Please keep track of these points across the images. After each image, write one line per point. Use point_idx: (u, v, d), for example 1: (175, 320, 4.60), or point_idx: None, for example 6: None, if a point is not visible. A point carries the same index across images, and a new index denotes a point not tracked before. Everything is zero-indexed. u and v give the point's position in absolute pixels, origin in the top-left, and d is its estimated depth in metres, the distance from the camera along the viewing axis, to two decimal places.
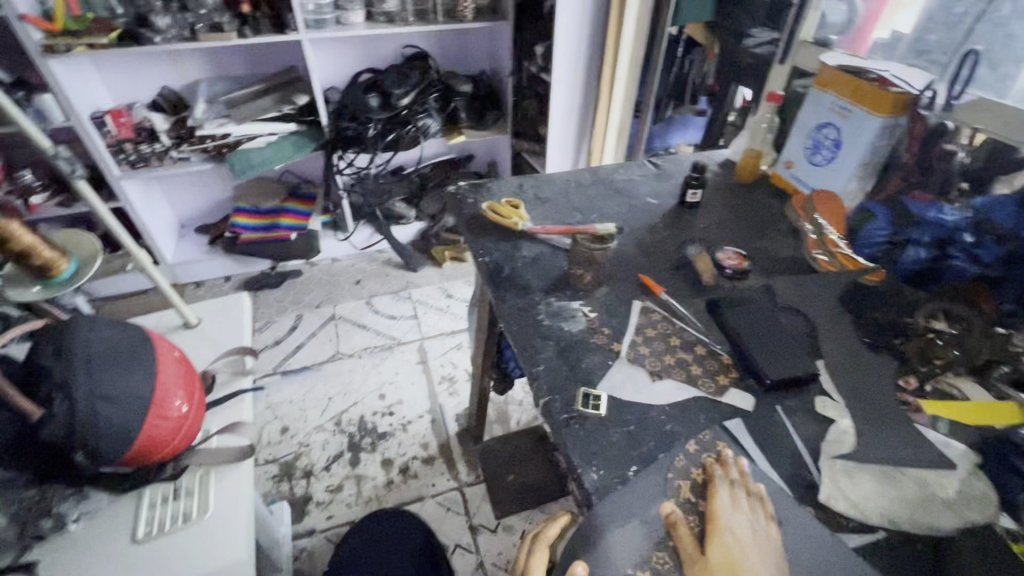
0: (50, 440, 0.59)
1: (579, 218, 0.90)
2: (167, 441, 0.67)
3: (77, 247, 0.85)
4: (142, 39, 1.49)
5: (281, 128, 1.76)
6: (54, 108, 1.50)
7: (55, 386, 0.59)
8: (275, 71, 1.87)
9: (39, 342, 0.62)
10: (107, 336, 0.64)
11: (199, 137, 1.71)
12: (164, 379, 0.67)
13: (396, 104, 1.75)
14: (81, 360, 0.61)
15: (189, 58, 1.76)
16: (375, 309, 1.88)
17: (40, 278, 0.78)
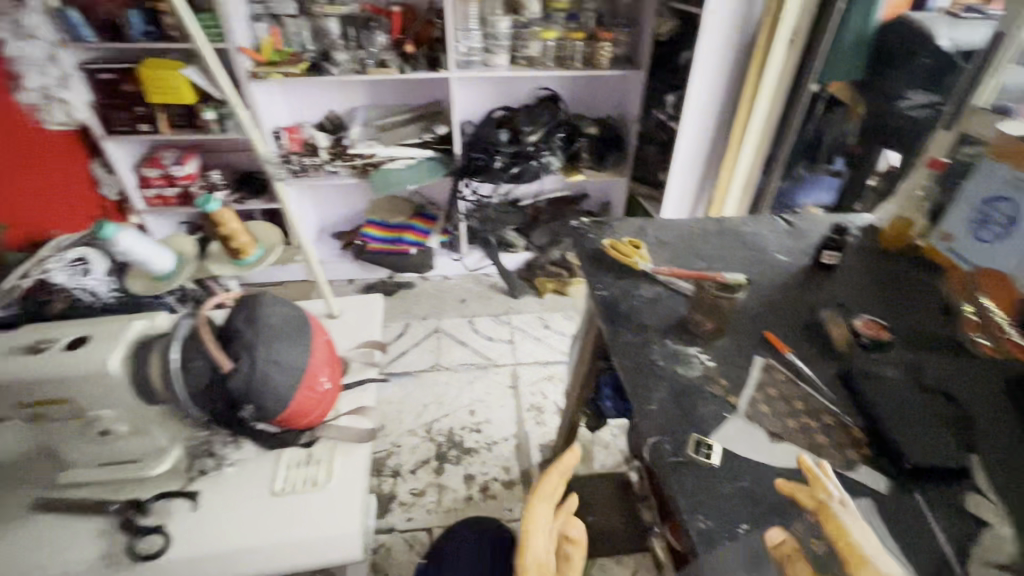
0: (231, 390, 0.70)
1: (702, 266, 0.90)
2: (312, 410, 0.78)
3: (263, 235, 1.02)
4: (322, 70, 1.74)
5: (420, 153, 1.95)
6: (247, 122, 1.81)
7: (242, 346, 0.71)
8: (423, 102, 2.08)
9: (234, 310, 0.74)
10: (283, 312, 0.75)
11: (352, 154, 1.95)
12: (317, 357, 0.78)
13: (524, 140, 1.88)
14: (263, 329, 0.72)
15: (355, 88, 2.02)
16: (476, 329, 1.96)
17: (234, 258, 0.95)
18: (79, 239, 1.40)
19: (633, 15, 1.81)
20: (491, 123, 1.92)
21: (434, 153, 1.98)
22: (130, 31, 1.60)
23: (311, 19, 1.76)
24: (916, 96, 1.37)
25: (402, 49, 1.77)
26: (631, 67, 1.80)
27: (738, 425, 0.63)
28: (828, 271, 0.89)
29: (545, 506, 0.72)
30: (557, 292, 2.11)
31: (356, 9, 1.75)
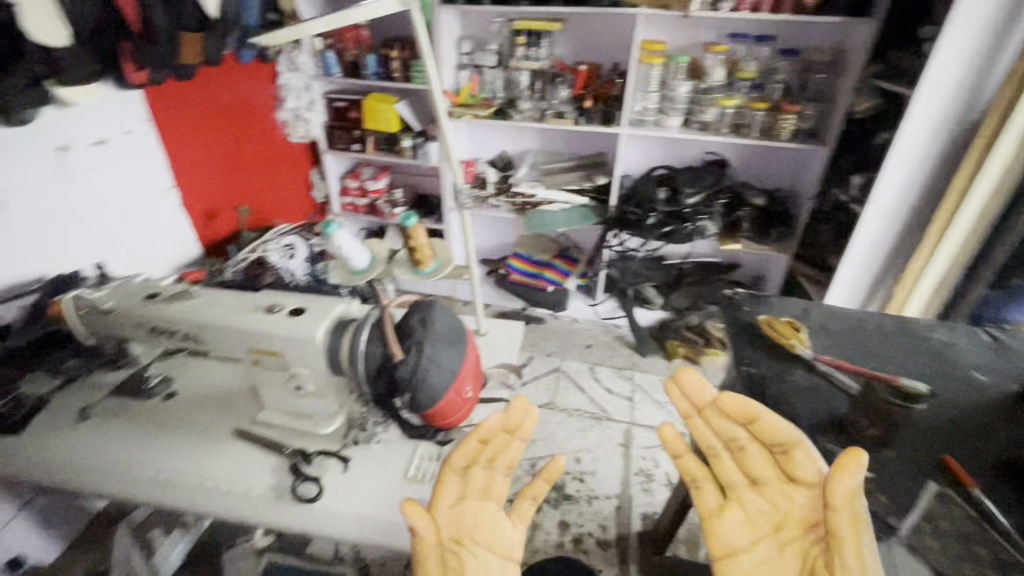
0: (396, 379, 0.69)
1: (872, 365, 0.81)
2: (454, 414, 0.74)
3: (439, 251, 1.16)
4: (507, 115, 1.93)
5: (576, 200, 2.05)
6: (434, 152, 2.08)
7: (414, 342, 0.70)
8: (588, 152, 2.19)
9: (409, 310, 0.74)
10: (449, 319, 0.74)
11: (514, 193, 2.11)
12: (467, 367, 0.74)
13: (682, 202, 1.85)
14: (433, 331, 0.71)
15: (530, 133, 2.20)
16: (597, 378, 1.95)
17: (415, 267, 1.09)
18: (295, 230, 1.73)
19: (826, 90, 1.72)
20: (652, 180, 1.93)
21: (588, 201, 2.06)
22: (365, 71, 1.96)
23: (506, 70, 1.97)
24: None
25: (580, 104, 1.89)
26: (814, 143, 1.71)
27: (698, 374, 0.66)
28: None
29: (457, 473, 0.66)
30: (687, 358, 2.01)
31: (547, 65, 1.91)
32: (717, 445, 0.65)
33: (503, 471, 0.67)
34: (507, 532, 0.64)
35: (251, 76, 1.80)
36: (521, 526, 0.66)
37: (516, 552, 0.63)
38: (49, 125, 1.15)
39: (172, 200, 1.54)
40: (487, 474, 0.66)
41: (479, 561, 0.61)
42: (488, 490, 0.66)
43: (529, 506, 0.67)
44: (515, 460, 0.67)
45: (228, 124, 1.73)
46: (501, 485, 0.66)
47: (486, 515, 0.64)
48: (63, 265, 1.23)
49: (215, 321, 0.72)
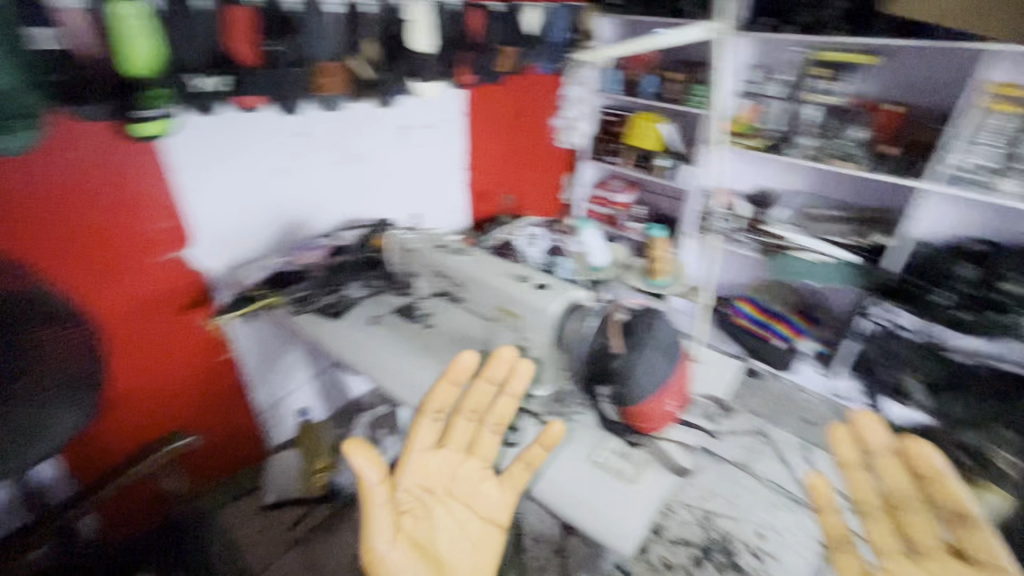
0: (609, 370, 0.74)
1: None
2: (650, 422, 0.76)
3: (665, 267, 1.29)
4: (780, 150, 1.79)
5: (841, 253, 1.77)
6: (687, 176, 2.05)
7: (633, 341, 0.74)
8: (873, 205, 1.87)
9: (637, 313, 0.79)
10: (670, 332, 0.76)
11: (762, 231, 1.94)
12: (673, 383, 0.74)
13: (997, 288, 1.42)
14: (653, 337, 0.74)
15: (802, 175, 2.01)
16: (809, 458, 1.68)
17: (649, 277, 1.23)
18: (541, 223, 1.94)
19: None
20: (953, 253, 1.55)
21: (859, 259, 1.76)
22: (642, 91, 2.05)
23: (794, 103, 1.78)
24: None
25: (878, 148, 1.62)
26: None
27: (876, 422, 0.69)
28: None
29: (433, 419, 0.74)
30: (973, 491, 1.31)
31: (847, 102, 1.69)
32: (877, 501, 0.67)
33: (490, 428, 0.77)
34: (488, 493, 0.73)
35: (543, 86, 2.07)
36: (510, 492, 0.73)
37: (499, 517, 0.72)
38: (403, 109, 1.55)
39: (460, 179, 1.88)
40: (474, 430, 0.77)
41: (453, 514, 0.70)
42: (473, 446, 0.76)
43: (522, 473, 0.74)
44: (503, 416, 0.78)
45: (515, 125, 2.02)
46: (486, 441, 0.76)
47: (466, 470, 0.74)
48: (383, 212, 1.63)
49: (481, 277, 0.89)
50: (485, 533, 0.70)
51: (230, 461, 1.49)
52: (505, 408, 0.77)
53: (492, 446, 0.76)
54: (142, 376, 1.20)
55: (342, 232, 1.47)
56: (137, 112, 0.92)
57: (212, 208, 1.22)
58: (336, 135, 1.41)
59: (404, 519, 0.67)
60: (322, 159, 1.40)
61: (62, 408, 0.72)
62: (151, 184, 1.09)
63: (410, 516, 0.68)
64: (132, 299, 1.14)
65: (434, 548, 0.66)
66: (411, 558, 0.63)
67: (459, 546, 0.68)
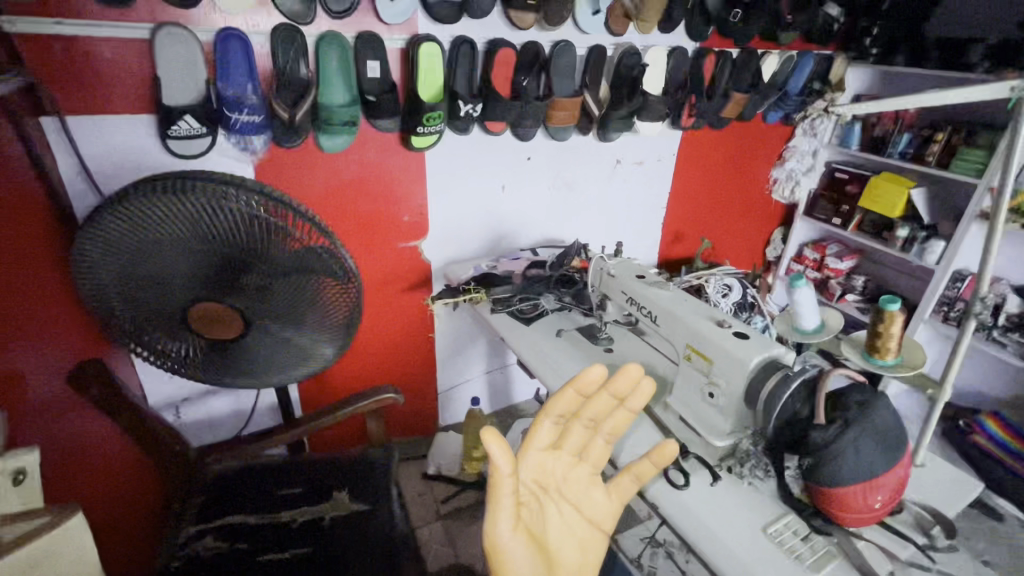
0: (808, 441, 0.68)
1: None
2: (848, 511, 0.68)
3: (911, 352, 1.02)
4: None
5: None
6: (936, 253, 1.72)
7: (843, 417, 0.67)
8: None
9: (852, 387, 0.71)
10: (894, 418, 0.67)
11: None
12: (889, 478, 0.66)
13: None
14: (871, 419, 0.66)
15: None
16: None
17: (869, 354, 1.02)
18: (738, 274, 1.83)
19: None
20: None
21: None
22: (890, 149, 1.80)
23: None
24: None
25: None
26: None
27: None
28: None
29: (552, 421, 0.69)
30: None
31: None
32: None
33: (604, 436, 0.72)
34: (596, 499, 0.70)
35: (767, 134, 1.96)
36: (617, 500, 0.71)
37: (607, 525, 0.69)
38: (620, 145, 1.63)
39: (659, 217, 1.88)
40: (588, 435, 0.72)
41: (563, 514, 0.68)
42: (585, 451, 0.72)
43: (631, 485, 0.70)
44: (618, 428, 0.71)
45: (728, 171, 1.96)
46: (600, 449, 0.72)
47: (577, 473, 0.71)
48: (582, 237, 1.73)
49: (675, 313, 0.89)
50: (593, 539, 0.68)
51: (410, 427, 1.71)
52: (623, 422, 0.71)
53: (603, 454, 0.72)
54: (368, 336, 1.48)
55: (543, 248, 1.60)
56: (417, 129, 1.20)
57: (447, 210, 1.44)
58: (557, 163, 1.55)
59: (522, 511, 0.66)
60: (540, 181, 1.56)
61: (321, 337, 0.96)
62: (410, 184, 1.35)
63: (524, 507, 0.67)
64: (376, 272, 1.42)
65: (545, 542, 0.66)
66: (528, 551, 0.62)
67: (568, 545, 0.67)
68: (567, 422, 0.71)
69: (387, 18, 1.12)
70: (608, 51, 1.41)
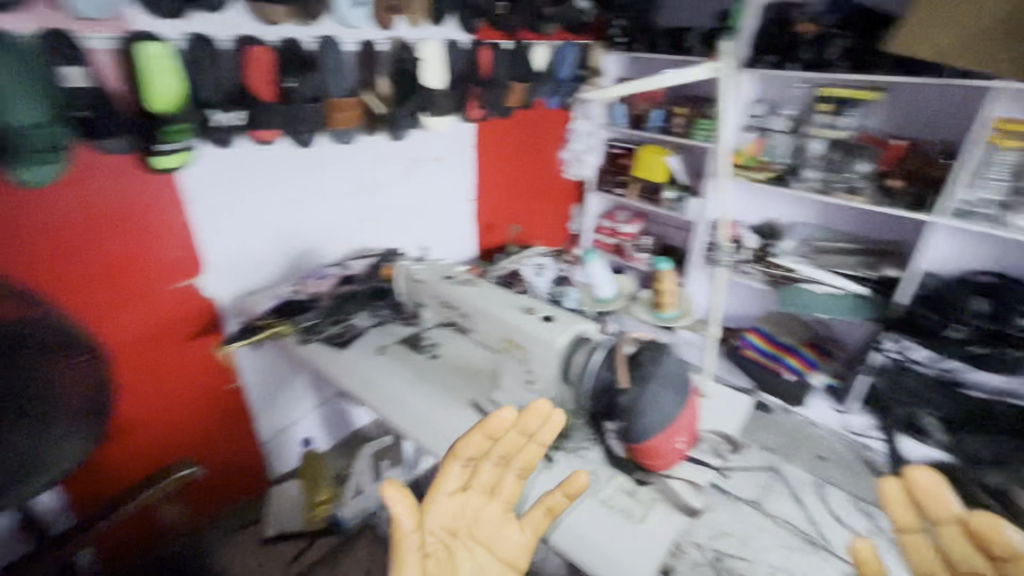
0: (616, 406, 0.73)
1: None
2: (658, 458, 0.75)
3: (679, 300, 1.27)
4: (786, 183, 1.80)
5: (852, 286, 1.76)
6: (694, 208, 2.06)
7: (639, 377, 0.73)
8: (876, 238, 1.87)
9: (643, 346, 0.78)
10: (677, 367, 0.75)
11: (771, 263, 1.93)
12: (684, 420, 0.74)
13: (1011, 321, 1.40)
14: (662, 373, 0.73)
15: (808, 206, 2.01)
16: (824, 497, 1.58)
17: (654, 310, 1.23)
18: (550, 253, 1.96)
19: None
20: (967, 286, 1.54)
21: (867, 291, 1.75)
22: (648, 125, 2.09)
23: (797, 137, 1.81)
24: None
25: (884, 181, 1.62)
26: None
27: (934, 477, 0.51)
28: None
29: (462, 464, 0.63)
30: None
31: (852, 136, 1.70)
32: (939, 567, 0.52)
33: (515, 471, 0.67)
34: (510, 538, 0.64)
35: (551, 120, 2.11)
36: (531, 535, 0.65)
37: (520, 562, 0.63)
38: (412, 142, 1.58)
39: (468, 210, 1.90)
40: (498, 472, 0.66)
41: (474, 559, 0.62)
42: (495, 488, 0.66)
43: (543, 518, 0.66)
44: (529, 463, 0.66)
45: (523, 157, 2.06)
46: (511, 485, 0.66)
47: (488, 513, 0.65)
48: (394, 242, 1.66)
49: (487, 309, 0.89)
50: None
51: (237, 489, 1.47)
52: (532, 456, 0.65)
53: (516, 490, 0.66)
54: (146, 404, 1.20)
55: (352, 261, 1.48)
56: (157, 146, 0.97)
57: (224, 236, 1.24)
58: (350, 168, 1.44)
59: (428, 566, 0.59)
60: (336, 190, 1.44)
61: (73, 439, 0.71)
62: (168, 215, 1.11)
63: (432, 561, 0.60)
64: (143, 325, 1.15)
65: None
66: None
67: None
68: (477, 463, 0.64)
69: (82, 8, 0.86)
70: (380, 45, 1.34)
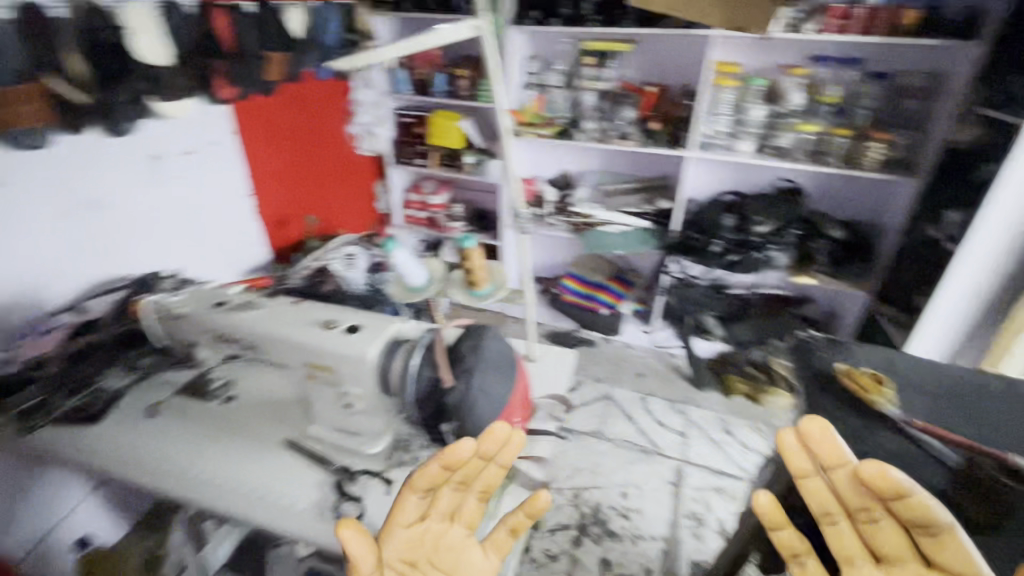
0: (446, 406, 0.69)
1: (972, 432, 0.70)
2: None
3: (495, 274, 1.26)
4: (570, 135, 1.90)
5: (637, 223, 1.96)
6: (494, 169, 2.07)
7: (463, 369, 0.68)
8: (649, 175, 2.11)
9: (462, 334, 0.73)
10: (500, 348, 0.73)
11: (572, 211, 2.05)
12: (516, 397, 0.73)
13: (750, 230, 1.74)
14: (485, 358, 0.70)
15: (591, 154, 2.16)
16: (648, 409, 1.80)
17: (469, 289, 1.21)
18: (357, 240, 1.79)
19: (919, 116, 1.56)
20: (718, 206, 1.85)
21: (651, 225, 1.97)
22: (433, 89, 2.01)
23: (572, 90, 1.93)
24: None
25: (647, 125, 1.82)
26: (900, 173, 1.55)
27: (824, 425, 0.51)
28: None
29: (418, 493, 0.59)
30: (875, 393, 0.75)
31: (615, 86, 1.86)
32: (832, 508, 0.51)
33: (476, 494, 0.60)
34: (474, 564, 0.57)
35: (328, 91, 1.88)
36: (497, 558, 0.59)
37: None
38: (146, 135, 1.25)
39: (247, 208, 1.62)
40: (458, 496, 0.60)
41: None
42: (456, 513, 0.60)
43: (508, 538, 0.59)
44: (491, 484, 0.60)
45: (303, 138, 1.81)
46: (473, 509, 0.60)
47: (449, 539, 0.58)
48: (153, 265, 1.33)
49: (277, 335, 0.74)
50: None
51: None
52: (495, 478, 0.59)
53: (479, 513, 0.60)
54: None
55: (93, 302, 1.14)
56: None
57: None
58: (56, 181, 1.07)
59: None
60: (34, 216, 1.04)
61: None
62: None
63: None
64: None
65: None
66: None
67: None
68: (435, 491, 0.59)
69: None
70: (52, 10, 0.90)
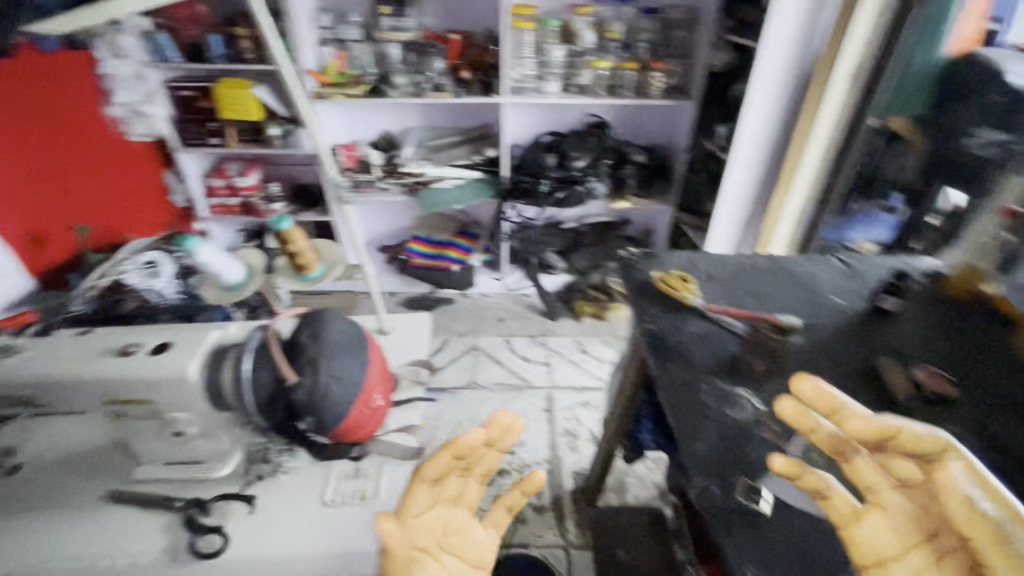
0: (296, 403, 0.68)
1: (752, 303, 0.87)
2: (363, 424, 0.76)
3: (328, 253, 1.17)
4: (382, 93, 1.80)
5: (469, 174, 1.97)
6: (307, 139, 1.89)
7: (307, 361, 0.68)
8: (471, 125, 2.11)
9: (297, 325, 0.72)
10: (343, 331, 0.73)
11: (402, 173, 1.99)
12: (373, 376, 0.77)
13: (571, 166, 1.87)
14: (328, 346, 0.71)
15: (409, 110, 2.07)
16: (513, 349, 1.89)
17: (299, 273, 1.12)
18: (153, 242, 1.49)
19: (687, 45, 1.78)
20: (539, 147, 1.92)
21: (482, 175, 2.00)
22: (208, 53, 1.71)
23: (374, 44, 1.81)
24: (982, 134, 1.21)
25: (458, 74, 1.80)
26: (680, 98, 1.77)
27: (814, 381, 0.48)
28: (1013, 323, 0.82)
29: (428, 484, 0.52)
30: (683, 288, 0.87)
31: (418, 36, 1.79)
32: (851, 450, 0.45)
33: (477, 478, 0.55)
34: (477, 540, 0.50)
35: (63, 66, 1.50)
36: (494, 535, 0.53)
37: (488, 562, 0.50)
38: None
39: None
40: (462, 479, 0.54)
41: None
42: (458, 495, 0.53)
43: (504, 517, 0.55)
44: (492, 469, 0.56)
45: (40, 130, 1.44)
46: (476, 494, 0.53)
47: (455, 520, 0.50)
48: None
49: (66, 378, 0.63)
50: None
51: None
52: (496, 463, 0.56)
53: (479, 495, 0.53)
54: None
55: None
56: None
57: None
58: None
59: None
60: None
61: None
62: None
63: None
64: None
65: None
66: None
67: None
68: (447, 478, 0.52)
69: None
70: None
